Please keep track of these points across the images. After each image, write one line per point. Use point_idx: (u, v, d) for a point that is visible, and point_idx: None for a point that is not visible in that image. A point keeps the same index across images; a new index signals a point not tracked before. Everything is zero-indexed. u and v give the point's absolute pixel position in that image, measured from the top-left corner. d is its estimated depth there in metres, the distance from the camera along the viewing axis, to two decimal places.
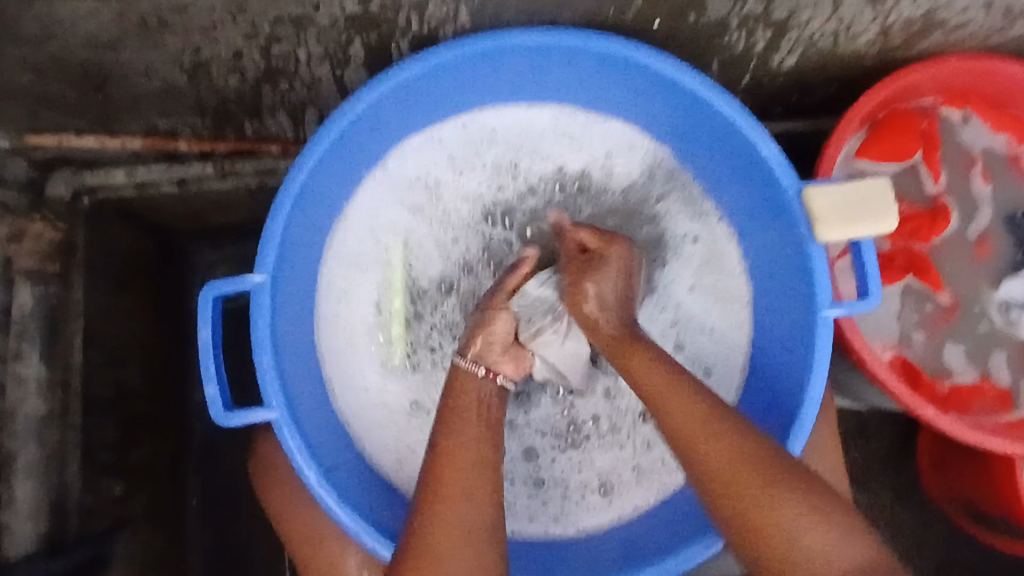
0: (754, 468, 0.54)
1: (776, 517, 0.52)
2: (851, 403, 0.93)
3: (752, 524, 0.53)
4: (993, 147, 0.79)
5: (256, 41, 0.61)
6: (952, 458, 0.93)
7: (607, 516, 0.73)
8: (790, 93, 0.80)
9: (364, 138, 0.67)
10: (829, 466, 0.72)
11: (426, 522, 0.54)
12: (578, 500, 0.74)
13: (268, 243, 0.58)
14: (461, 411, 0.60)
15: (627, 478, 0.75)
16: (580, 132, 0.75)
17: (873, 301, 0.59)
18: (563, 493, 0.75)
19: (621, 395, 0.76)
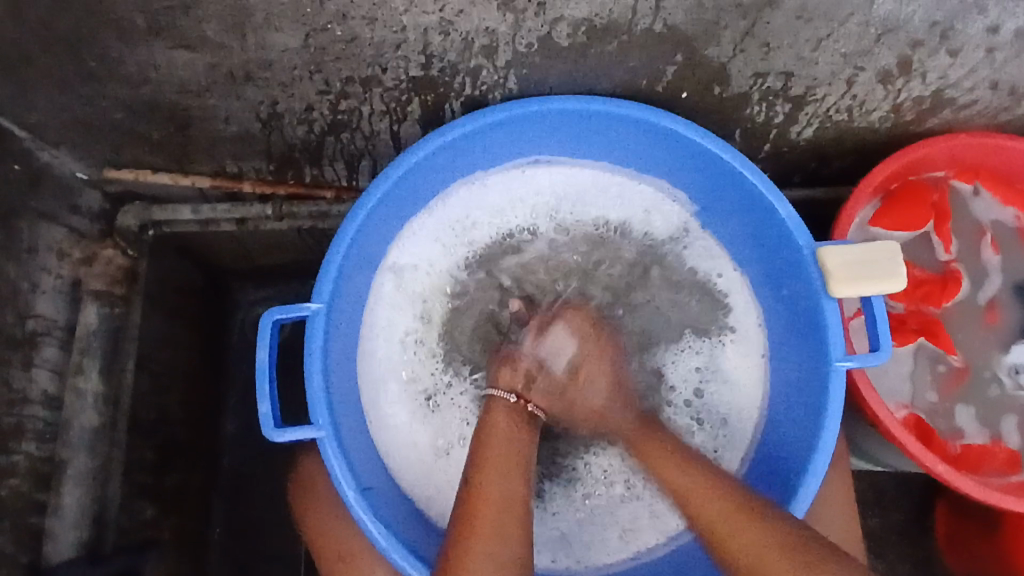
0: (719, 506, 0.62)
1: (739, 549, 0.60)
2: (868, 467, 0.94)
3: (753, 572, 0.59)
4: (1001, 220, 0.84)
5: (327, 96, 0.68)
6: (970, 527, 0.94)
7: (625, 558, 0.76)
8: (807, 162, 0.86)
9: (416, 185, 0.73)
10: (840, 519, 0.74)
11: (459, 558, 0.58)
12: (599, 543, 0.77)
13: (326, 276, 0.64)
14: (491, 455, 0.63)
15: (643, 520, 0.77)
16: (617, 190, 0.81)
17: (884, 354, 0.63)
18: (586, 537, 0.77)
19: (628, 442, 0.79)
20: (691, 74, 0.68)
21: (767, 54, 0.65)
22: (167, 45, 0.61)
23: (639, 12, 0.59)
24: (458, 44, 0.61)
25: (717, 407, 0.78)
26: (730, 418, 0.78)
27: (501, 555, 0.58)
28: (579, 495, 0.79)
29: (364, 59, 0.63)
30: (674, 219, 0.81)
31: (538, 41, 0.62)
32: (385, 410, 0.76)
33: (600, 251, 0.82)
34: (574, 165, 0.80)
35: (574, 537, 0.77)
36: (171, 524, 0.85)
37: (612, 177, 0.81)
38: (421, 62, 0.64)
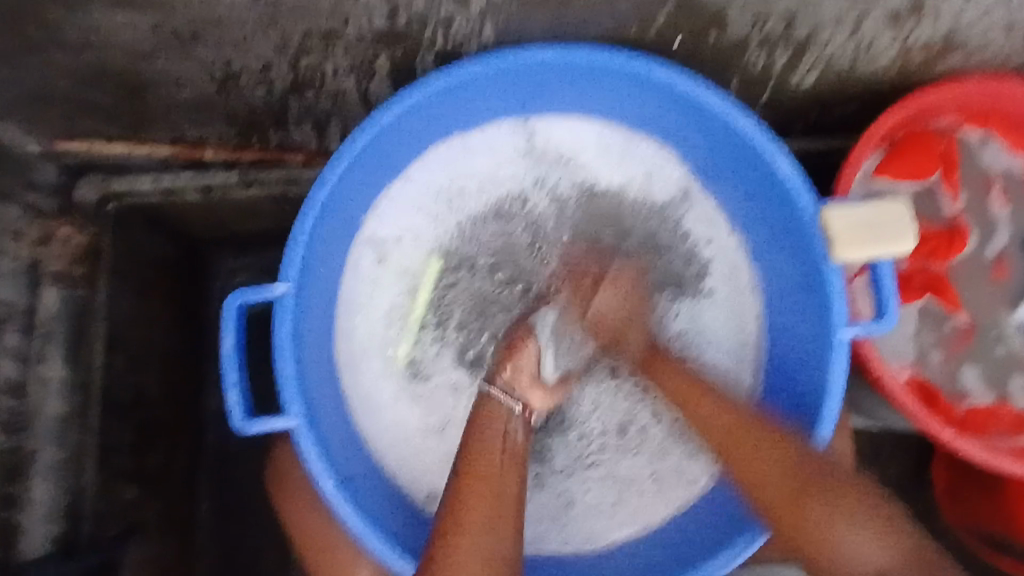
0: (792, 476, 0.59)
1: (814, 519, 0.57)
2: (868, 425, 0.92)
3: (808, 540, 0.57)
4: (1011, 169, 0.79)
5: (286, 54, 0.63)
6: (970, 484, 0.92)
7: (631, 523, 0.73)
8: (808, 112, 0.80)
9: (388, 149, 0.68)
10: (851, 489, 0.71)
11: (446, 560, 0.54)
12: (604, 509, 0.74)
13: (293, 251, 0.59)
14: (482, 448, 0.59)
15: (647, 485, 0.75)
16: (619, 153, 0.76)
17: (889, 321, 0.59)
18: (589, 504, 0.74)
19: (619, 406, 0.76)
20: (684, 20, 0.63)
21: None
22: (103, 3, 0.54)
23: None
24: None
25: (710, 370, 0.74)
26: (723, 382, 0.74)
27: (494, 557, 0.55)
28: (578, 451, 0.75)
29: (323, 11, 0.57)
30: (670, 184, 0.76)
31: None
32: (366, 392, 0.72)
33: (596, 218, 0.75)
34: (567, 123, 0.75)
35: (578, 502, 0.74)
36: (156, 505, 0.82)
37: (607, 138, 0.75)
38: (386, 13, 0.58)
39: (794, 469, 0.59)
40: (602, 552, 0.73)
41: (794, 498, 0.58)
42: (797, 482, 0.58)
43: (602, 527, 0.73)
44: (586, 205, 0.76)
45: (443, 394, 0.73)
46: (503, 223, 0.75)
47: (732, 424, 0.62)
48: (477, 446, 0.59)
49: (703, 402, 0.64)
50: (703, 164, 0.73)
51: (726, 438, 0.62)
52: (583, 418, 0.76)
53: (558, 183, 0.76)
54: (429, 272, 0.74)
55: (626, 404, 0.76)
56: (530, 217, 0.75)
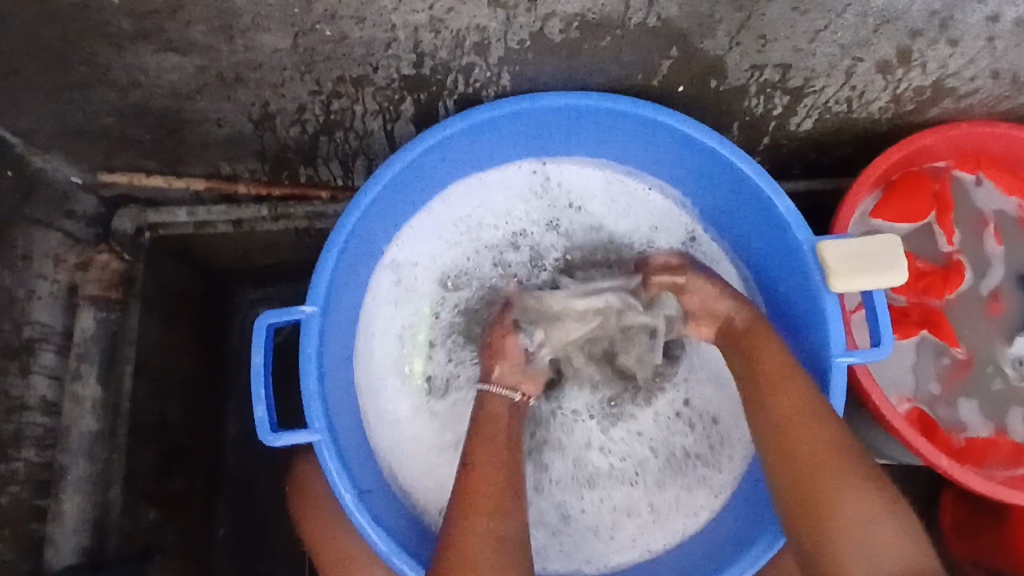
0: (825, 444, 0.60)
1: (847, 509, 0.58)
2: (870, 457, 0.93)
3: (821, 514, 0.58)
4: (1004, 209, 0.83)
5: (319, 97, 0.68)
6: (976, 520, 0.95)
7: (631, 551, 0.75)
8: (807, 154, 0.85)
9: (408, 185, 0.72)
10: None
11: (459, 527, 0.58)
12: (606, 538, 0.76)
13: (320, 278, 0.63)
14: (486, 429, 0.65)
15: (645, 516, 0.76)
16: (628, 197, 0.80)
17: (886, 348, 0.61)
18: (589, 531, 0.76)
19: (610, 435, 0.78)
20: (688, 68, 0.67)
21: (764, 46, 0.64)
22: (154, 48, 0.60)
23: (631, 7, 0.58)
24: (448, 41, 0.60)
25: (710, 408, 0.79)
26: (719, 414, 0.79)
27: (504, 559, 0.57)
28: (570, 478, 0.78)
29: (355, 59, 0.62)
30: (678, 233, 0.80)
31: (530, 38, 0.61)
32: (384, 411, 0.76)
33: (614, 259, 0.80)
34: (583, 165, 0.80)
35: (579, 526, 0.77)
36: (173, 526, 0.85)
37: (619, 181, 0.80)
38: (413, 61, 0.63)
39: (829, 439, 0.61)
40: None
41: (831, 457, 0.59)
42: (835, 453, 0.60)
43: (599, 550, 0.76)
44: (601, 243, 0.80)
45: (456, 411, 0.77)
46: (525, 257, 0.80)
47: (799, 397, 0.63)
48: (478, 456, 0.63)
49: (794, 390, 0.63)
50: (712, 207, 0.77)
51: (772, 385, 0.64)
52: (573, 448, 0.78)
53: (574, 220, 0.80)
54: (443, 295, 0.78)
55: (620, 438, 0.78)
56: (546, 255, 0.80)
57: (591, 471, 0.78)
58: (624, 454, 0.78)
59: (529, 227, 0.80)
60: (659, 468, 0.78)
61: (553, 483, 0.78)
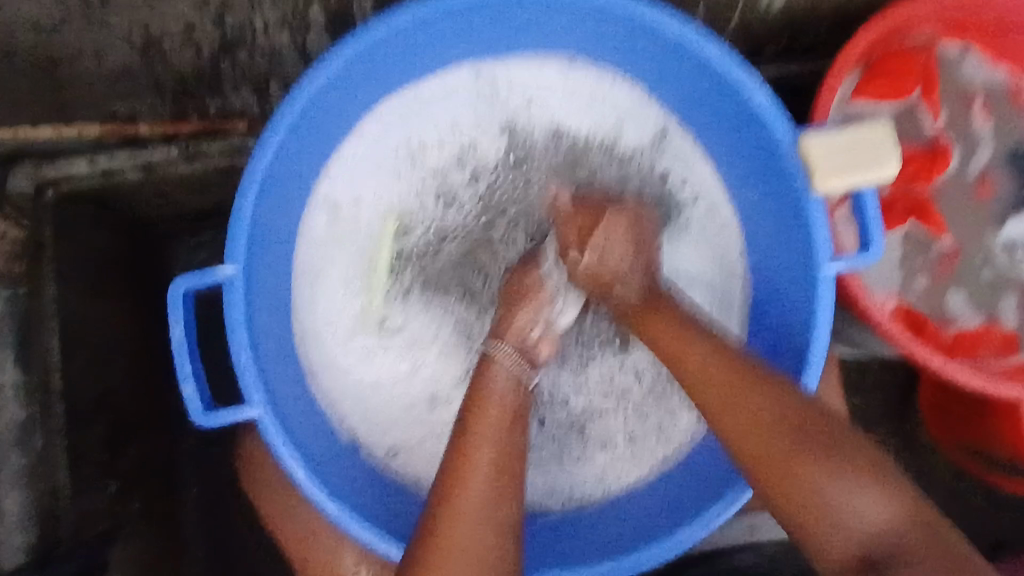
0: (782, 428, 0.52)
1: (812, 479, 0.50)
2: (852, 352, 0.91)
3: (807, 499, 0.51)
4: (992, 81, 0.77)
5: (209, 9, 0.59)
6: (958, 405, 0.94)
7: (601, 486, 0.72)
8: (778, 35, 0.76)
9: (329, 109, 0.63)
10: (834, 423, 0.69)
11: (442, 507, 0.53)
12: (580, 471, 0.73)
13: (238, 229, 0.55)
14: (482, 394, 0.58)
15: (623, 448, 0.73)
16: (589, 95, 0.71)
17: (875, 253, 0.56)
18: (568, 466, 0.73)
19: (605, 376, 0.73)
20: None
21: None
22: None
23: None
24: None
25: (703, 326, 0.72)
26: None
27: (494, 513, 0.53)
28: (567, 423, 0.73)
29: None
30: (646, 129, 0.71)
31: None
32: (336, 362, 0.69)
33: (573, 167, 0.71)
34: (532, 65, 0.70)
35: (551, 458, 0.73)
36: (138, 498, 0.79)
37: (577, 81, 0.71)
38: None
39: (801, 415, 0.53)
40: (576, 516, 0.72)
41: (795, 460, 0.51)
42: (814, 435, 0.52)
43: (568, 479, 0.73)
44: (560, 151, 0.71)
45: (422, 337, 0.70)
46: (479, 175, 0.71)
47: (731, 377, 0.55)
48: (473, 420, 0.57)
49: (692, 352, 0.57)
50: (681, 99, 0.68)
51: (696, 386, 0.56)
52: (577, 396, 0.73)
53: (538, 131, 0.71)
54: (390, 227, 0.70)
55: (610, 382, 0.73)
56: (501, 179, 0.70)
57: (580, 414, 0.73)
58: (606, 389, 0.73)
59: (477, 142, 0.71)
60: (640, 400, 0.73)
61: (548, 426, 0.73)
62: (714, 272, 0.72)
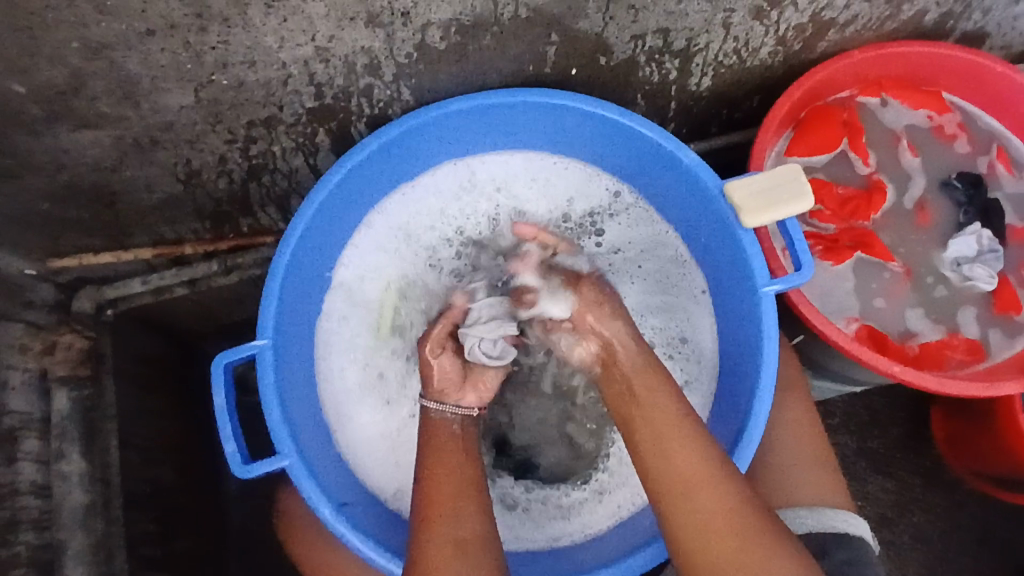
0: (707, 479, 0.59)
1: (740, 546, 0.55)
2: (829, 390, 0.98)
3: (716, 524, 0.56)
4: (915, 123, 0.87)
5: (237, 145, 0.71)
6: (971, 435, 1.03)
7: (605, 517, 0.76)
8: (718, 111, 0.88)
9: (339, 212, 0.74)
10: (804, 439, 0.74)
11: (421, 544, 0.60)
12: (586, 504, 0.77)
13: (267, 313, 0.66)
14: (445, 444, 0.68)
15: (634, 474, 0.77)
16: (550, 178, 0.83)
17: (806, 272, 0.64)
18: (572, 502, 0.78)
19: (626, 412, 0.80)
20: (573, 50, 0.71)
21: (636, 16, 0.68)
22: (70, 128, 0.63)
23: (499, 2, 0.61)
24: (340, 68, 0.64)
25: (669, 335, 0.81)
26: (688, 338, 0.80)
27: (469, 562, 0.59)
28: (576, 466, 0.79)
29: (258, 102, 0.65)
30: (601, 200, 0.83)
31: (415, 50, 0.64)
32: (354, 419, 0.77)
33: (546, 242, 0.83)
34: (501, 158, 0.82)
35: (553, 498, 0.78)
36: None
37: (543, 167, 0.82)
38: (313, 93, 0.66)
39: (730, 490, 0.58)
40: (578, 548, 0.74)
41: (706, 510, 0.57)
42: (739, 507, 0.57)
43: (576, 524, 0.76)
44: (526, 230, 0.84)
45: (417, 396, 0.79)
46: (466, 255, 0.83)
47: (699, 467, 0.59)
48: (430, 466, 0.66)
49: (667, 410, 0.63)
50: (627, 174, 0.80)
51: (662, 439, 0.62)
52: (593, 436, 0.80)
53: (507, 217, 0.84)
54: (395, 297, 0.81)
55: None
56: (478, 260, 0.83)
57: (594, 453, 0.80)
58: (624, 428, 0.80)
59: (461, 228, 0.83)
60: None
61: (553, 470, 0.80)
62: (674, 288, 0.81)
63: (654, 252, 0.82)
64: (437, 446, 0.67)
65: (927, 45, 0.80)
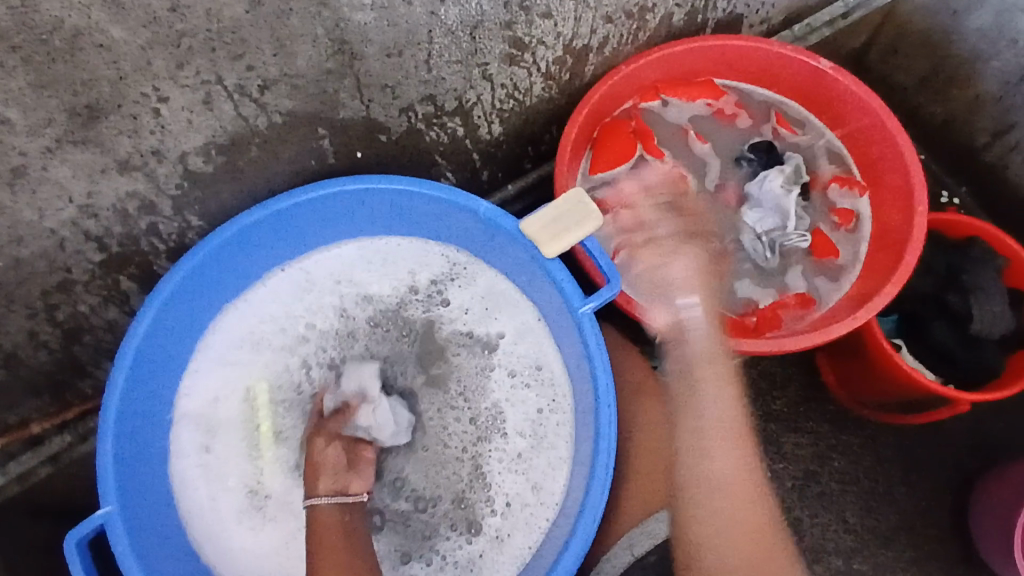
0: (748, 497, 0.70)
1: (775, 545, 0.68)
2: None
3: (753, 528, 0.68)
4: (697, 112, 0.94)
5: (40, 315, 0.70)
6: (850, 372, 1.04)
7: (510, 564, 0.76)
8: (523, 148, 0.93)
9: (164, 350, 0.73)
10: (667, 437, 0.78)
11: None
12: (488, 559, 0.77)
13: (103, 476, 0.64)
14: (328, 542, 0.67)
15: (529, 510, 0.77)
16: (382, 256, 0.83)
17: (615, 283, 0.68)
18: (476, 561, 0.77)
19: (506, 453, 0.79)
20: (349, 136, 0.74)
21: (394, 91, 0.72)
22: None
23: (250, 116, 0.64)
24: (116, 216, 0.65)
25: (529, 361, 0.81)
26: (542, 360, 0.81)
27: None
28: (460, 527, 0.78)
29: (44, 270, 0.65)
30: (438, 265, 0.83)
31: (187, 178, 0.66)
32: (227, 550, 0.75)
33: (395, 317, 0.83)
34: (331, 250, 0.83)
35: (460, 565, 0.77)
36: None
37: (374, 249, 0.83)
38: (99, 246, 0.66)
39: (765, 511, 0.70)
40: None
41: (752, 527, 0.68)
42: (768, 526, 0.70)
43: None
44: (371, 309, 0.83)
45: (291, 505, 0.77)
46: (315, 352, 0.81)
47: (742, 482, 0.70)
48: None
49: (730, 405, 0.74)
50: (447, 235, 0.81)
51: (725, 437, 0.72)
52: (478, 487, 0.79)
53: (352, 301, 0.83)
54: (250, 414, 0.79)
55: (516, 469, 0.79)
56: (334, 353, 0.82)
57: (475, 505, 0.78)
58: (513, 469, 0.79)
59: (307, 324, 0.82)
60: (538, 458, 0.79)
61: (444, 539, 0.78)
62: (518, 320, 0.82)
63: (489, 294, 0.83)
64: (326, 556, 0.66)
65: (676, 45, 0.86)
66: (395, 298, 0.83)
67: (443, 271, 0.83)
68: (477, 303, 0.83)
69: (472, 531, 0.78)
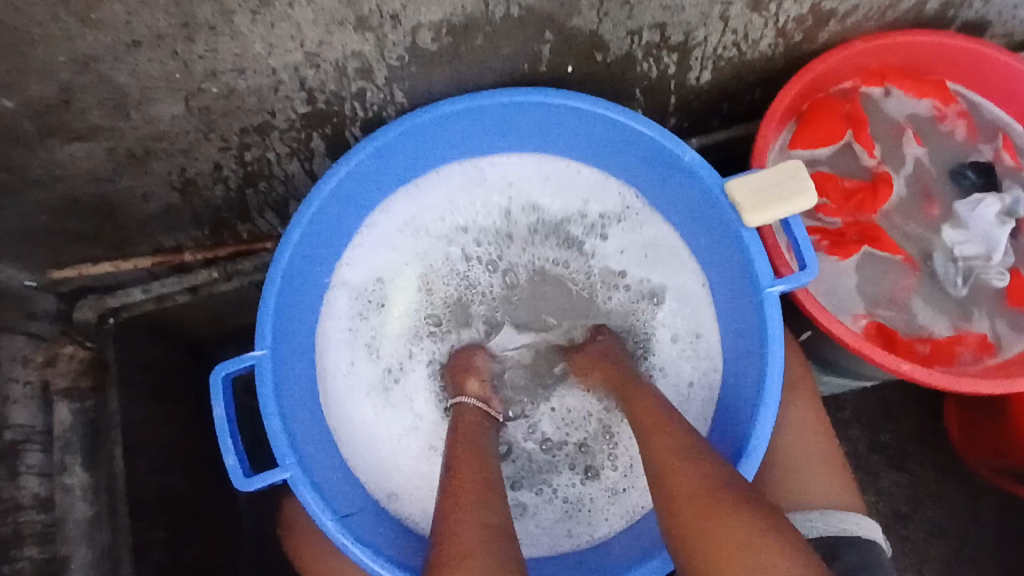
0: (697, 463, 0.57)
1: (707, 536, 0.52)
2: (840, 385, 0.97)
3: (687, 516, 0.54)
4: (918, 112, 0.85)
5: (231, 152, 0.70)
6: (983, 424, 0.97)
7: (618, 518, 0.76)
8: (720, 104, 0.87)
9: (338, 217, 0.73)
10: (812, 445, 0.72)
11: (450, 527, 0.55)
12: (597, 506, 0.77)
13: (263, 321, 0.65)
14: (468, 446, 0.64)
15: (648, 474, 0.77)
16: (559, 179, 0.81)
17: (812, 270, 0.63)
18: (585, 505, 0.77)
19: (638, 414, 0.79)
20: (567, 48, 0.70)
21: (631, 11, 0.66)
22: (62, 141, 0.63)
23: (491, 2, 0.60)
24: (332, 72, 0.63)
25: (684, 326, 0.79)
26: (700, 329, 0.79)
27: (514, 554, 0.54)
28: (577, 469, 0.78)
29: (250, 108, 0.65)
30: (613, 201, 0.80)
31: (407, 52, 0.64)
32: (355, 423, 0.77)
33: (557, 242, 0.81)
34: (510, 158, 0.80)
35: (571, 502, 0.77)
36: None
37: (553, 167, 0.81)
38: (305, 98, 0.66)
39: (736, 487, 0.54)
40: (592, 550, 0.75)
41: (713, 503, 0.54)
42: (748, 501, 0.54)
43: (587, 527, 0.76)
44: (537, 229, 0.81)
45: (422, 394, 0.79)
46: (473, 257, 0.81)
47: (670, 460, 0.58)
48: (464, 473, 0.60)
49: (646, 405, 0.65)
50: (634, 176, 0.78)
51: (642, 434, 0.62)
52: (602, 438, 0.79)
53: (520, 213, 0.81)
54: (398, 299, 0.80)
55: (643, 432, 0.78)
56: (491, 261, 0.81)
57: (596, 452, 0.79)
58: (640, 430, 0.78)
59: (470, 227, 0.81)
60: None
61: (561, 475, 0.78)
62: (684, 282, 0.79)
63: (659, 247, 0.80)
64: (463, 453, 0.63)
65: (923, 32, 0.78)
66: (563, 224, 0.81)
67: (616, 209, 0.81)
68: (645, 253, 0.80)
69: (587, 475, 0.78)
